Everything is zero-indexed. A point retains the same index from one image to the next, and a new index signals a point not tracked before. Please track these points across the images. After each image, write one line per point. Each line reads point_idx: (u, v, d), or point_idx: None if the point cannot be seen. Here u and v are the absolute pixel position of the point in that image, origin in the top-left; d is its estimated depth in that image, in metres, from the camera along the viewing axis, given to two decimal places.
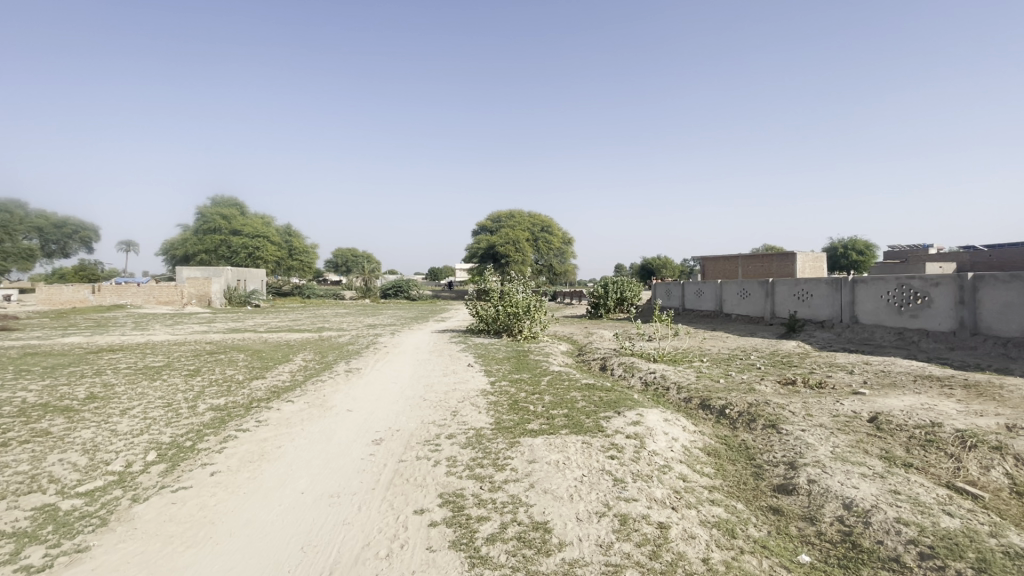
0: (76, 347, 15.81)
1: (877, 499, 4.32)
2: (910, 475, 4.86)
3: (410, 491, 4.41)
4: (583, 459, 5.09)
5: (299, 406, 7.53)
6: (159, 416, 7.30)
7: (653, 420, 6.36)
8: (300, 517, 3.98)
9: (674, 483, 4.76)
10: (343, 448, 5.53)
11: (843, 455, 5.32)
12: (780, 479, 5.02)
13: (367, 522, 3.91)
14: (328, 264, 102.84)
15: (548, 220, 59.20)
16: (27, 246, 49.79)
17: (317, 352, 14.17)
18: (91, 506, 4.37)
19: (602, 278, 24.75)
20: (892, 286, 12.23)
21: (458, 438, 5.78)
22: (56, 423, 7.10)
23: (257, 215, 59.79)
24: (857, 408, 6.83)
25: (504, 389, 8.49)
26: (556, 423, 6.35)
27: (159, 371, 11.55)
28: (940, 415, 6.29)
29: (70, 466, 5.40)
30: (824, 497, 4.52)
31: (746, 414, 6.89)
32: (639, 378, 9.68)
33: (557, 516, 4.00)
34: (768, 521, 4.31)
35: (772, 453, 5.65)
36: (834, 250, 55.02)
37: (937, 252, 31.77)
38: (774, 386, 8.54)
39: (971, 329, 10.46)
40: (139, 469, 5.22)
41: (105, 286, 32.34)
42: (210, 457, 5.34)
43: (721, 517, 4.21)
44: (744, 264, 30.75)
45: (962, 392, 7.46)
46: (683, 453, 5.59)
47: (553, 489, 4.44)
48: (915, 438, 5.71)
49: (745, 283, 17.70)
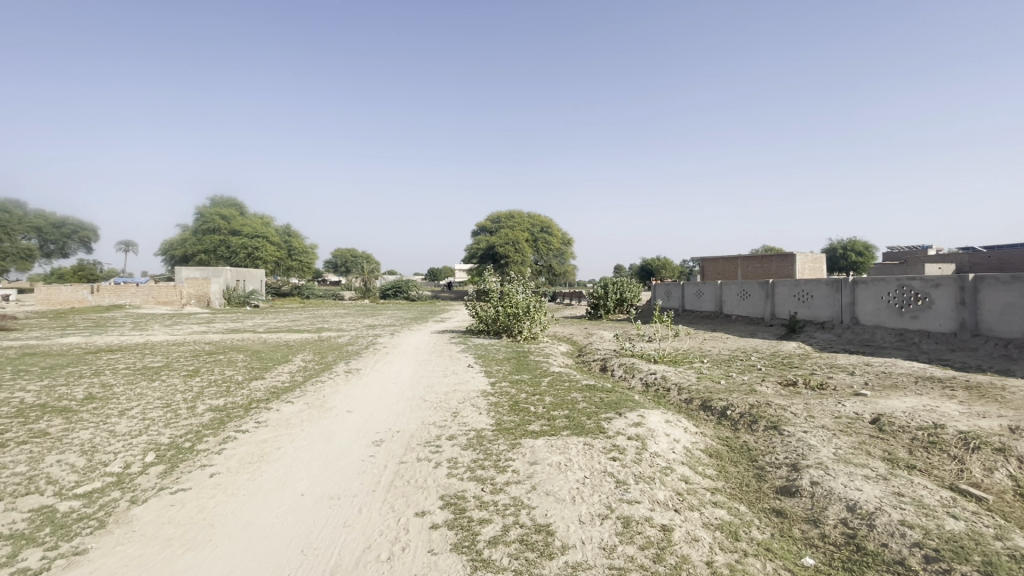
0: (74, 347, 15.82)
1: (881, 501, 4.30)
2: (913, 477, 4.84)
3: (411, 493, 4.38)
4: (585, 460, 5.06)
5: (299, 407, 7.49)
6: (158, 417, 7.28)
7: (655, 421, 6.34)
8: (300, 519, 3.95)
9: (677, 485, 4.74)
10: (343, 450, 5.51)
11: (846, 457, 5.29)
12: (782, 481, 4.99)
13: (367, 524, 3.87)
14: (328, 264, 102.79)
15: (548, 220, 59.15)
16: (26, 245, 49.81)
17: (317, 353, 14.15)
18: (89, 507, 4.35)
19: (602, 278, 24.75)
20: (893, 287, 12.21)
21: (459, 439, 5.75)
22: (54, 424, 7.07)
23: (257, 215, 59.79)
24: (859, 410, 6.81)
25: (504, 390, 8.46)
26: (557, 424, 6.32)
27: (158, 371, 11.53)
28: (942, 416, 6.26)
29: (69, 467, 5.38)
30: (828, 500, 4.49)
31: (748, 416, 6.86)
32: (639, 379, 9.67)
33: (559, 519, 3.97)
34: (772, 523, 4.28)
35: (775, 455, 5.62)
36: (834, 250, 55.05)
37: (938, 254, 31.81)
38: (776, 387, 8.53)
39: (972, 330, 10.44)
40: (137, 470, 5.19)
41: (105, 286, 32.29)
42: (209, 459, 5.31)
43: (725, 520, 4.19)
44: (744, 265, 30.73)
45: (964, 393, 7.44)
46: (685, 454, 5.56)
47: (555, 491, 4.41)
48: (918, 440, 5.69)
49: (745, 284, 17.68)
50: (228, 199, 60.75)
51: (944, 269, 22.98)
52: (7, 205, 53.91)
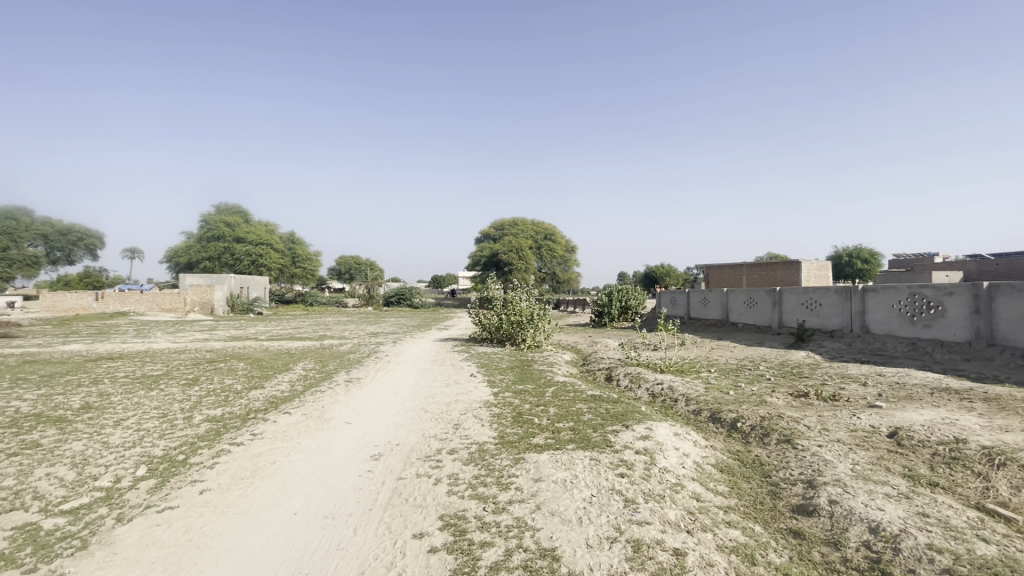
0: (74, 354, 15.69)
1: (905, 523, 4.07)
2: (937, 496, 4.60)
3: (409, 513, 4.18)
4: (591, 477, 4.85)
5: (297, 418, 7.30)
6: (153, 428, 7.11)
7: (663, 434, 6.11)
8: (292, 540, 3.76)
9: (688, 503, 4.51)
10: (340, 465, 5.30)
11: (864, 474, 5.06)
12: (799, 499, 4.76)
13: (363, 547, 3.67)
14: (332, 271, 103.10)
15: (551, 227, 58.76)
16: (33, 253, 50.32)
17: (318, 361, 13.95)
18: (74, 525, 4.16)
19: (606, 286, 24.49)
20: (904, 296, 11.95)
21: (460, 454, 5.54)
22: (47, 435, 6.90)
23: (262, 223, 59.96)
24: (875, 423, 6.57)
25: (507, 400, 8.24)
26: (562, 437, 6.10)
27: (157, 379, 11.36)
28: (963, 430, 6.01)
29: (57, 482, 5.19)
30: (848, 520, 4.26)
31: (759, 428, 6.63)
32: (645, 389, 9.43)
33: (565, 542, 3.76)
34: (790, 545, 4.05)
35: (789, 470, 5.39)
36: (838, 258, 54.75)
37: (944, 261, 31.60)
38: (787, 398, 8.27)
39: (987, 339, 10.17)
40: (127, 485, 5.00)
41: (109, 294, 32.16)
42: (201, 474, 5.12)
43: (740, 542, 3.97)
44: (749, 272, 30.52)
45: (983, 406, 7.17)
46: (694, 469, 5.35)
47: (561, 511, 4.19)
48: (939, 455, 5.45)
49: (753, 292, 17.43)
50: (232, 206, 60.83)
51: (953, 277, 22.72)
52: (14, 210, 54.20)
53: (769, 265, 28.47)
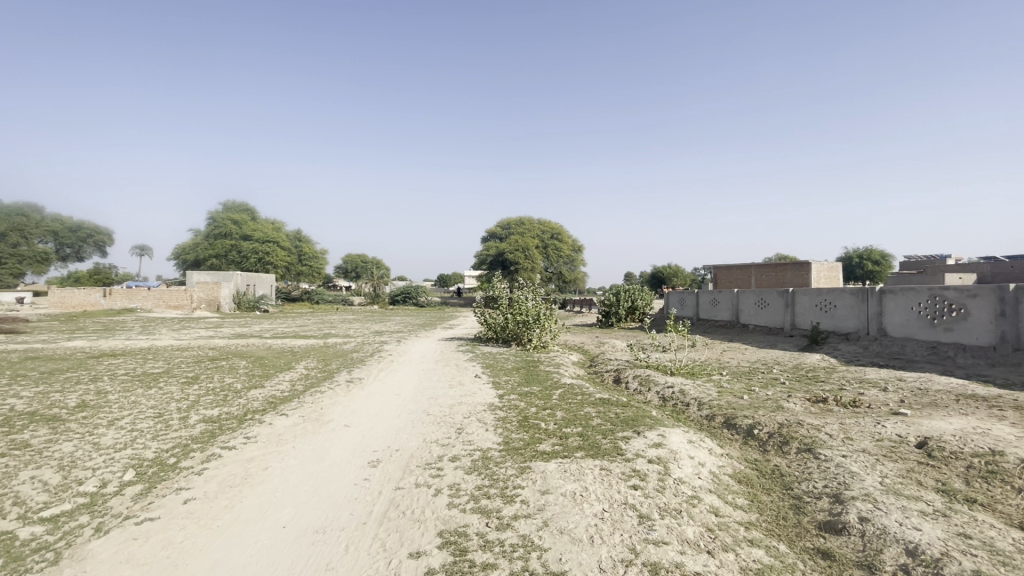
0: (77, 351, 15.51)
1: (946, 545, 3.73)
2: (978, 515, 4.23)
3: (406, 528, 3.89)
4: (603, 490, 4.52)
5: (294, 421, 7.03)
6: (146, 429, 6.83)
7: (676, 441, 5.78)
8: (278, 558, 3.48)
9: (706, 519, 4.20)
10: (336, 472, 5.04)
11: (895, 488, 4.70)
12: (825, 515, 4.42)
13: (354, 567, 3.39)
14: (339, 270, 103.47)
15: (557, 227, 58.10)
16: (44, 250, 50.87)
17: (320, 360, 13.71)
18: (51, 535, 3.90)
19: (613, 286, 24.01)
20: (924, 298, 11.52)
21: (462, 461, 5.24)
22: (37, 435, 6.64)
23: (270, 220, 60.39)
24: (902, 432, 6.20)
25: (513, 403, 7.94)
26: (571, 444, 5.79)
27: (156, 378, 11.07)
28: (998, 441, 5.63)
29: (41, 486, 4.93)
30: (882, 540, 3.92)
31: (777, 436, 6.28)
32: (655, 392, 9.10)
33: (576, 565, 3.44)
34: (819, 568, 3.73)
35: (812, 482, 5.04)
36: (848, 260, 53.92)
37: (959, 263, 30.55)
38: (804, 404, 7.90)
39: (1013, 343, 9.74)
40: (113, 490, 4.75)
41: (117, 290, 32.13)
42: (188, 481, 4.83)
43: (765, 563, 3.65)
44: (758, 273, 30.05)
45: (1013, 414, 6.80)
46: (711, 480, 5.02)
47: (570, 528, 3.88)
48: (974, 468, 5.08)
49: (764, 293, 17.02)
50: (238, 204, 60.66)
51: (968, 279, 22.16)
52: (27, 208, 54.84)
53: (779, 266, 27.94)
